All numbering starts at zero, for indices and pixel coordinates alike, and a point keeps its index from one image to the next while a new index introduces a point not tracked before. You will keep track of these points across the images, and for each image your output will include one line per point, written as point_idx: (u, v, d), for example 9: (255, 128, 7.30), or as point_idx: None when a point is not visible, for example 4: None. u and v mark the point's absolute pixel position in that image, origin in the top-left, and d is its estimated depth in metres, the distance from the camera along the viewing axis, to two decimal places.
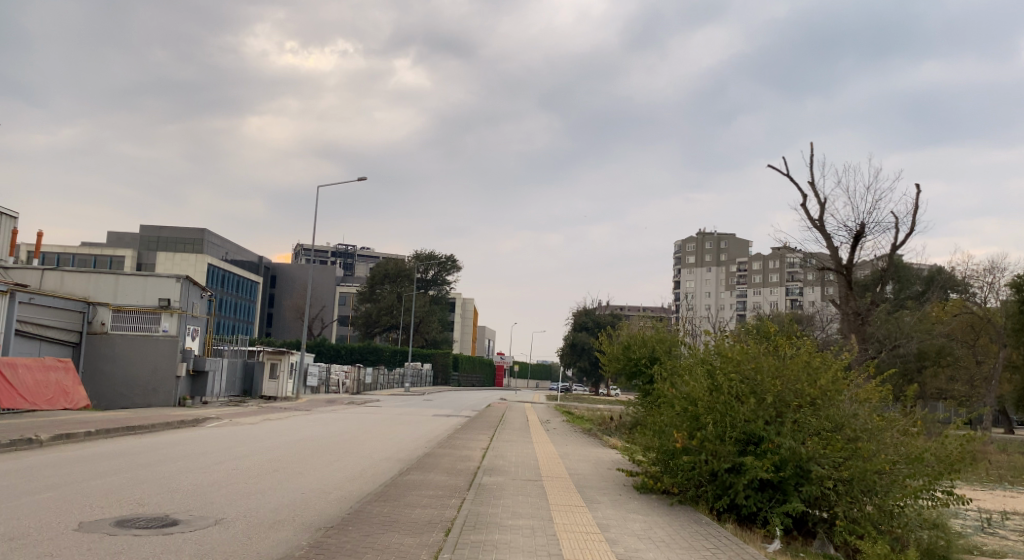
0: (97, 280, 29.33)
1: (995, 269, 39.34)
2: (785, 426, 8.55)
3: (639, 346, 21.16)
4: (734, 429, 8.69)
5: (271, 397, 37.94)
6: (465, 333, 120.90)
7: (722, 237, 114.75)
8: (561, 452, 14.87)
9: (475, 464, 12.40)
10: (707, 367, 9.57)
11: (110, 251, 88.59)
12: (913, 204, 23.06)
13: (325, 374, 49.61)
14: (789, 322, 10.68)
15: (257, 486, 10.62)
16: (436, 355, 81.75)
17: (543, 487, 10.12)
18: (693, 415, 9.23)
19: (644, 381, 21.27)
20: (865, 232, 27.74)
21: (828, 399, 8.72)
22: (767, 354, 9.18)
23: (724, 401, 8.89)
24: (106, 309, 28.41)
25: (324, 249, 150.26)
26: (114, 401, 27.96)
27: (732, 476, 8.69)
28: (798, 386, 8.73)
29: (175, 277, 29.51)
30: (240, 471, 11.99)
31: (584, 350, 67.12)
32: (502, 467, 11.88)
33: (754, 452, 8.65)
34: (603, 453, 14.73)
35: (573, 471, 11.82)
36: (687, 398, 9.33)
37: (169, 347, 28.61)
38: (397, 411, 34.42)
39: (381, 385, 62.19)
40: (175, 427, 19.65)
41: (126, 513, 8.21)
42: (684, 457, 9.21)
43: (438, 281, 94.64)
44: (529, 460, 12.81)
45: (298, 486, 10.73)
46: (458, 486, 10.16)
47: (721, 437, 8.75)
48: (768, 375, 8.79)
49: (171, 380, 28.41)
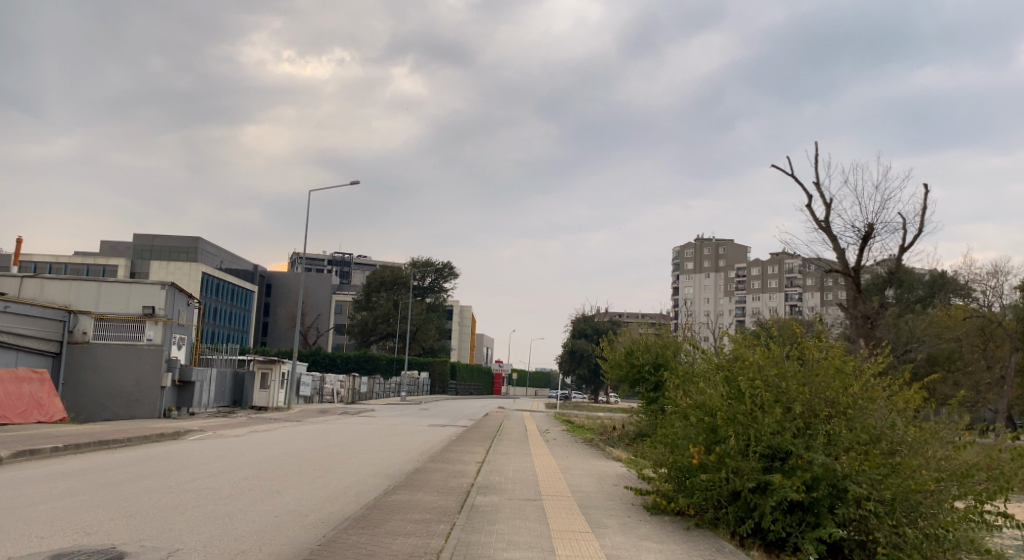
0: (77, 287, 27.93)
1: (997, 272, 38.71)
2: (814, 438, 7.59)
3: (643, 352, 20.17)
4: (759, 443, 7.70)
5: (262, 408, 36.89)
6: (462, 342, 119.71)
7: (720, 243, 113.90)
8: (563, 466, 13.80)
9: (470, 482, 11.36)
10: (725, 372, 8.61)
11: (103, 261, 87.46)
12: (924, 203, 22.03)
13: (319, 383, 48.46)
14: (810, 322, 9.72)
15: (227, 509, 9.61)
16: (433, 363, 80.63)
17: (542, 509, 9.09)
18: (710, 427, 8.25)
19: (648, 390, 20.20)
20: (873, 233, 26.73)
21: (862, 408, 7.80)
22: (793, 358, 8.25)
23: (746, 410, 7.91)
24: (88, 318, 27.38)
25: (320, 257, 149.13)
26: (96, 412, 26.91)
27: (758, 496, 7.67)
28: (828, 393, 7.78)
29: (161, 284, 28.35)
30: (214, 489, 10.97)
31: (582, 358, 66.16)
32: (499, 485, 10.83)
33: (780, 468, 7.67)
34: (610, 467, 13.64)
35: (578, 488, 10.78)
36: (704, 407, 8.35)
37: (154, 356, 27.72)
38: (391, 421, 33.30)
39: (377, 395, 61.14)
40: (154, 441, 18.60)
41: (67, 545, 7.20)
42: (701, 473, 8.21)
43: (434, 289, 93.54)
44: (527, 477, 11.74)
45: (273, 508, 9.73)
46: (447, 508, 9.14)
47: (743, 451, 7.77)
48: (795, 381, 7.86)
49: (156, 391, 27.48)
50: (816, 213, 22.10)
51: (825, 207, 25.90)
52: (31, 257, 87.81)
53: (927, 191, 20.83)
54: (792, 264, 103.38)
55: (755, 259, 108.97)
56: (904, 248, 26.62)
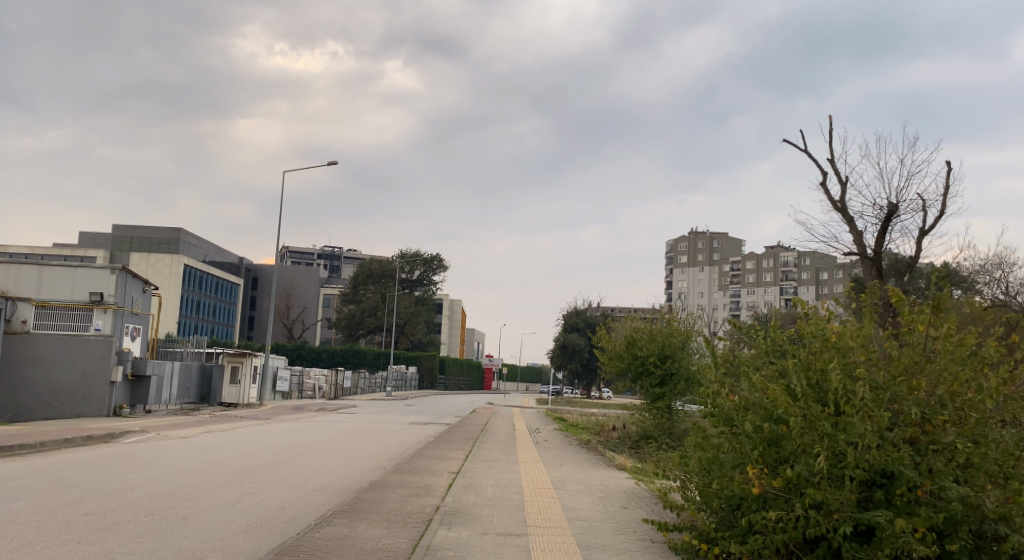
0: (16, 272, 25.42)
1: (1008, 257, 36.61)
2: (935, 457, 5.01)
3: (647, 341, 17.58)
4: (852, 466, 5.06)
5: (231, 405, 34.10)
6: (452, 338, 116.91)
7: (714, 237, 111.14)
8: (556, 479, 11.09)
9: (435, 504, 8.72)
10: (788, 359, 5.96)
11: (79, 253, 83.82)
12: (950, 181, 19.60)
13: (298, 378, 45.72)
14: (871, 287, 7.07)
15: (94, 548, 7.01)
16: (422, 357, 78.08)
17: (526, 553, 6.44)
18: (772, 438, 5.64)
19: (653, 385, 17.59)
20: (895, 212, 24.21)
21: (1000, 410, 5.22)
22: (886, 340, 5.65)
23: (827, 414, 5.30)
24: (28, 306, 24.91)
25: (308, 251, 146.36)
26: (36, 410, 24.04)
27: (858, 545, 5.05)
28: (949, 389, 5.17)
29: (110, 268, 25.58)
30: (95, 516, 8.34)
31: (575, 352, 63.65)
32: (471, 511, 8.19)
33: (884, 500, 5.08)
34: (614, 481, 10.96)
35: (577, 516, 8.11)
36: (760, 409, 5.73)
37: (103, 348, 24.90)
38: (370, 419, 30.58)
39: (361, 390, 58.48)
40: (81, 445, 15.88)
41: None
42: (759, 507, 5.62)
43: (422, 282, 90.84)
44: (509, 497, 9.08)
45: (157, 548, 7.09)
46: (392, 551, 6.50)
47: (831, 476, 5.13)
48: (896, 372, 5.30)
49: (104, 386, 24.68)
50: (834, 190, 19.54)
51: (840, 185, 23.34)
52: (5, 249, 84.27)
53: (955, 166, 18.31)
54: (787, 258, 101.69)
55: (749, 254, 107.01)
56: (925, 231, 24.19)
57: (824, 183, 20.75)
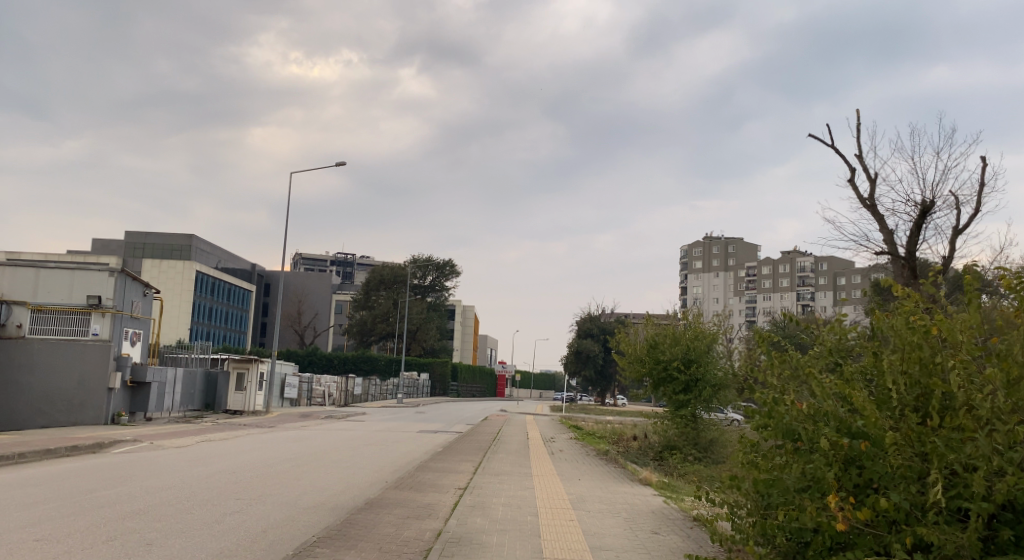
0: (12, 274, 24.51)
1: None
2: None
3: (670, 345, 16.33)
4: (971, 497, 3.90)
5: (236, 411, 33.14)
6: (464, 345, 116.00)
7: (730, 241, 108.87)
8: (575, 496, 9.94)
9: (436, 528, 7.56)
10: (869, 359, 4.74)
11: (91, 260, 83.22)
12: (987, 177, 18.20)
13: (307, 384, 44.73)
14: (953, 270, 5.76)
15: None
16: (433, 364, 76.99)
17: None
18: (851, 457, 4.45)
19: (676, 391, 16.38)
20: (929, 210, 22.84)
21: None
22: (997, 333, 4.42)
23: (930, 427, 4.11)
24: (23, 310, 23.86)
25: (321, 258, 145.94)
26: (31, 418, 23.03)
27: None
28: None
29: (108, 270, 24.74)
30: (43, 543, 7.21)
31: (588, 359, 62.28)
32: (477, 538, 7.01)
33: (1013, 542, 3.91)
34: (639, 499, 9.78)
35: (603, 544, 6.87)
36: (833, 421, 4.55)
37: (101, 353, 23.98)
38: (378, 426, 29.50)
39: (372, 396, 57.47)
40: (65, 456, 14.81)
41: None
42: (837, 543, 4.46)
43: (435, 287, 89.74)
44: (523, 520, 7.92)
45: None
46: None
47: (941, 509, 4.00)
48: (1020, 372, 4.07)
49: (102, 393, 23.73)
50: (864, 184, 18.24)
51: (869, 180, 22.03)
52: (17, 255, 83.97)
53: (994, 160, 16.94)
54: (804, 262, 99.91)
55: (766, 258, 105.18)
56: (960, 229, 22.81)
57: (853, 179, 19.49)
